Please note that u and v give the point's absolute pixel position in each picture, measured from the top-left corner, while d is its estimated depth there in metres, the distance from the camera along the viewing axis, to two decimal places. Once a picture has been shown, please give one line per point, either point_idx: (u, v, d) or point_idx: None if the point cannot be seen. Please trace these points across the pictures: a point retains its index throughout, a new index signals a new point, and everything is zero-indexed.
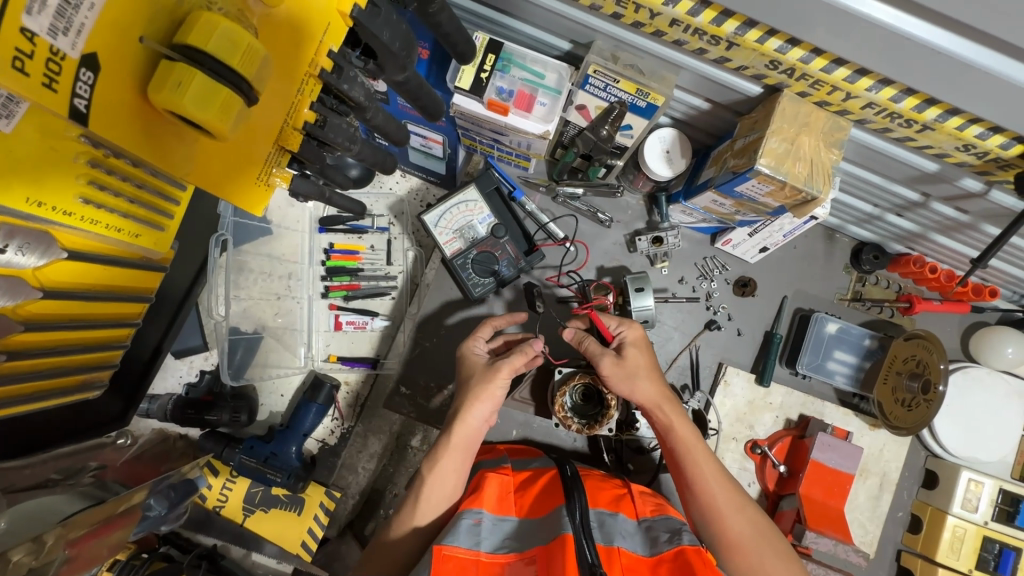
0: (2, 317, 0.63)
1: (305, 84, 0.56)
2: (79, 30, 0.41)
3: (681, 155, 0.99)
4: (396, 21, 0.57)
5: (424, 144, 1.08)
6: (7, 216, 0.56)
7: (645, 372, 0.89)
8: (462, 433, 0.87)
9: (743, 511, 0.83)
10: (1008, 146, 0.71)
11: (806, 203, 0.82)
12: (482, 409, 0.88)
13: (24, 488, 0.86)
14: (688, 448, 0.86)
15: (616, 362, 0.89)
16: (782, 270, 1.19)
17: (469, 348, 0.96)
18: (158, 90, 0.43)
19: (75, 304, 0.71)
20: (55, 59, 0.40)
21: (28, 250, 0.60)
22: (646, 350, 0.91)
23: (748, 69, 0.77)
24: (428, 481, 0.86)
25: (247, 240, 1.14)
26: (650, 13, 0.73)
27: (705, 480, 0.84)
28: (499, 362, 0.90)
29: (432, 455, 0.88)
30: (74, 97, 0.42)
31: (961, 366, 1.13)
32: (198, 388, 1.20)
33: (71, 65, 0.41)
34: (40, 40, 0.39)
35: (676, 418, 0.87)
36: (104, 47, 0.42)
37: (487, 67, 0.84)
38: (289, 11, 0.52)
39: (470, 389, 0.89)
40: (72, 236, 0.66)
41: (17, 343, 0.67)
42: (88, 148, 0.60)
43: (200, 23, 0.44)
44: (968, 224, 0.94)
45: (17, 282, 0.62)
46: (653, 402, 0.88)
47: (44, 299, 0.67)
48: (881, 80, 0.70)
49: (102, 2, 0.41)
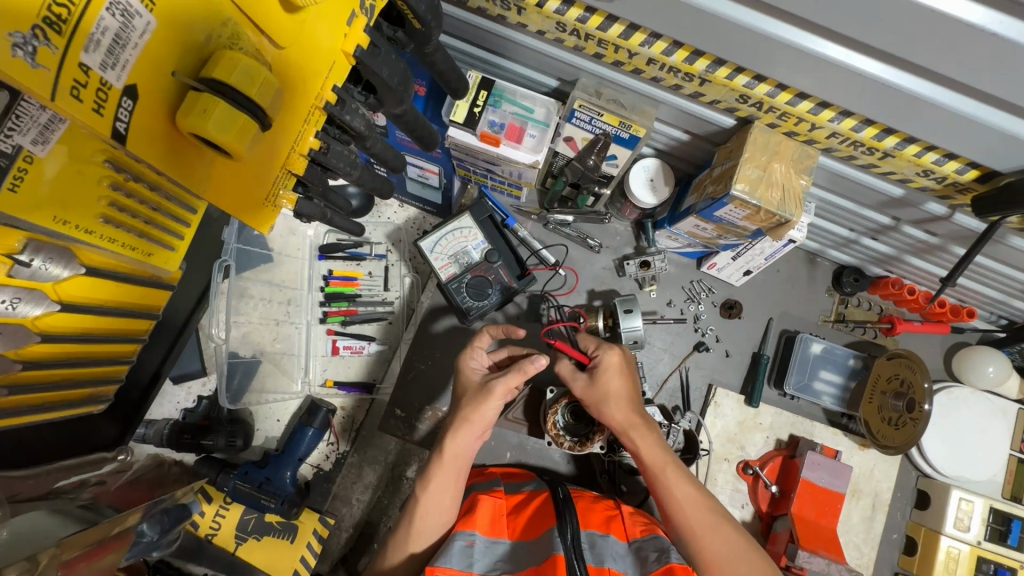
0: (23, 326, 0.67)
1: (310, 115, 0.61)
2: (124, 65, 0.45)
3: (664, 183, 1.04)
4: (393, 60, 0.64)
5: (420, 175, 1.14)
6: (34, 232, 0.61)
7: (615, 398, 0.90)
8: (453, 454, 0.86)
9: (720, 532, 0.82)
10: (964, 171, 0.76)
11: (780, 226, 0.87)
12: (472, 432, 0.87)
13: (32, 496, 0.87)
14: (657, 472, 0.86)
15: (586, 385, 0.92)
16: (767, 294, 1.23)
17: (465, 363, 0.96)
18: (185, 116, 0.48)
19: (93, 319, 0.76)
20: (103, 89, 0.45)
21: (53, 262, 0.65)
22: (623, 374, 0.91)
23: (721, 103, 0.84)
24: (423, 501, 0.85)
25: (248, 267, 1.17)
26: (629, 53, 0.79)
27: (677, 501, 0.84)
28: (491, 382, 0.89)
29: (425, 474, 0.86)
30: (117, 120, 0.46)
31: (945, 386, 1.15)
32: (194, 413, 1.21)
33: (115, 94, 0.45)
34: (93, 73, 0.43)
35: (645, 441, 0.87)
36: (143, 79, 0.47)
37: (480, 102, 0.91)
38: (300, 50, 0.56)
39: (461, 410, 0.88)
40: (92, 253, 0.71)
41: (35, 353, 0.71)
42: (112, 172, 0.65)
43: (224, 59, 0.48)
44: (938, 245, 0.99)
45: (39, 292, 0.66)
46: (620, 427, 0.89)
47: (61, 312, 0.70)
48: (842, 112, 0.76)
49: (145, 42, 0.46)
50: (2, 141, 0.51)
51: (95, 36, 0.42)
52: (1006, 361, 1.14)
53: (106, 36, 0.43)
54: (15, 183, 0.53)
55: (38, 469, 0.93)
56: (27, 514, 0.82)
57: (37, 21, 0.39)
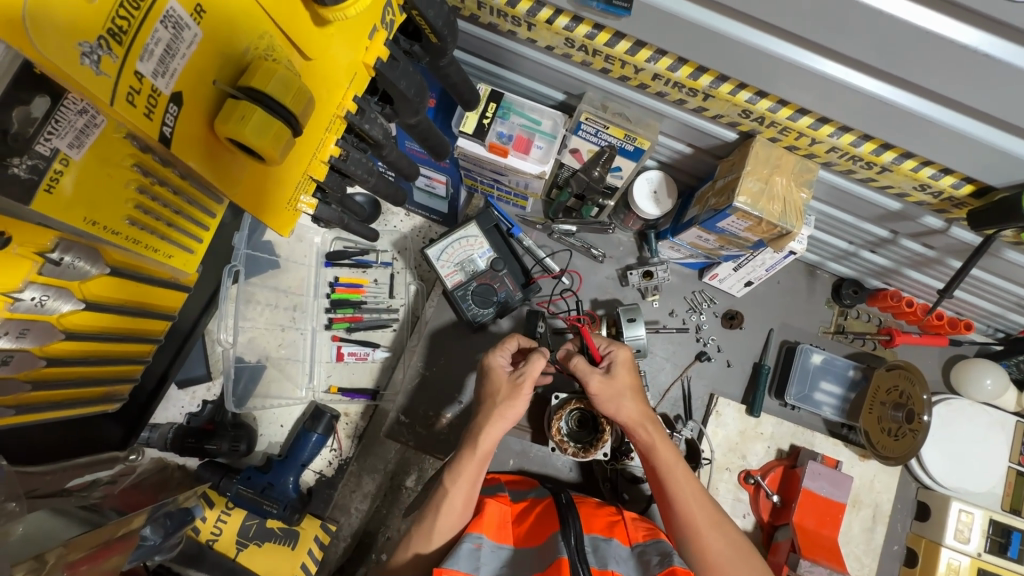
0: (48, 323, 0.69)
1: (332, 124, 0.63)
2: (172, 74, 0.47)
3: (668, 195, 1.07)
4: (411, 72, 0.67)
5: (428, 184, 1.16)
6: (64, 232, 0.64)
7: (632, 392, 0.90)
8: (485, 448, 0.87)
9: (724, 531, 0.83)
10: (959, 185, 0.78)
11: (782, 237, 0.89)
12: (502, 427, 0.89)
13: (44, 492, 0.88)
14: (668, 469, 0.86)
15: (604, 379, 0.90)
16: (768, 305, 1.25)
17: (492, 359, 0.95)
18: (224, 122, 0.50)
19: (114, 318, 0.78)
20: (154, 96, 0.46)
21: (81, 260, 0.67)
22: (633, 372, 0.93)
23: (724, 117, 0.86)
24: (450, 492, 0.85)
25: (256, 272, 1.21)
26: (634, 68, 0.82)
27: (686, 499, 0.84)
28: (522, 379, 0.90)
29: (453, 467, 0.87)
30: (164, 125, 0.48)
31: (944, 398, 1.17)
32: (199, 417, 1.22)
33: (163, 101, 0.47)
34: (145, 80, 0.45)
35: (658, 437, 0.88)
36: (187, 87, 0.49)
37: (489, 114, 0.94)
38: (326, 62, 0.58)
39: (495, 407, 0.89)
40: (117, 254, 0.74)
41: (56, 350, 0.73)
42: (139, 176, 0.67)
43: (261, 69, 0.50)
44: (935, 258, 1.01)
45: (65, 290, 0.68)
46: (634, 421, 0.89)
47: (85, 310, 0.73)
48: (841, 127, 0.79)
49: (191, 52, 0.48)
50: (42, 144, 0.53)
51: (149, 47, 0.44)
52: (1003, 373, 1.16)
53: (159, 47, 0.45)
54: (50, 184, 0.55)
55: (53, 466, 0.93)
56: (34, 514, 0.80)
57: (103, 32, 0.41)
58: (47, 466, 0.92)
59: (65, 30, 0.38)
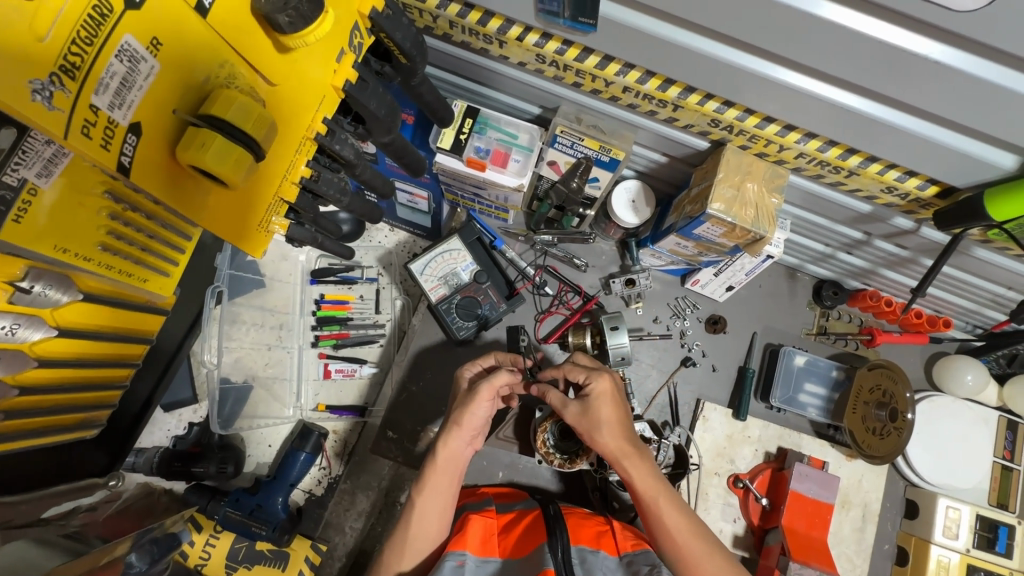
0: (21, 351, 0.69)
1: (302, 146, 0.64)
2: (130, 105, 0.48)
3: (646, 204, 1.08)
4: (381, 93, 0.69)
5: (410, 200, 1.18)
6: (37, 261, 0.64)
7: (608, 424, 0.84)
8: (446, 457, 0.85)
9: (712, 560, 0.78)
10: (924, 187, 0.80)
11: (757, 242, 0.91)
12: (462, 436, 0.86)
13: (20, 523, 0.86)
14: (650, 502, 0.81)
15: (579, 413, 0.86)
16: (750, 309, 1.27)
17: (459, 372, 0.96)
18: (185, 149, 0.51)
19: (87, 343, 0.78)
20: (111, 127, 0.47)
21: (52, 287, 0.67)
22: (613, 402, 0.85)
23: (695, 127, 0.88)
24: (418, 507, 0.84)
25: (240, 292, 1.20)
26: (605, 82, 0.83)
27: (670, 532, 0.80)
28: (478, 386, 0.88)
29: (420, 480, 0.86)
30: (122, 155, 0.48)
31: (927, 395, 1.18)
32: (185, 440, 1.21)
33: (121, 131, 0.48)
34: (102, 113, 0.46)
35: (638, 470, 0.83)
36: (146, 116, 0.49)
37: (465, 129, 0.95)
38: (290, 86, 0.59)
39: (452, 414, 0.88)
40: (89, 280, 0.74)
41: (30, 378, 0.73)
42: (111, 204, 0.68)
43: (221, 97, 0.51)
44: (909, 258, 1.03)
45: (38, 317, 0.68)
46: (614, 454, 0.84)
47: (58, 337, 0.73)
48: (807, 133, 0.81)
49: (150, 84, 0.49)
50: (9, 174, 0.53)
51: (104, 80, 0.45)
52: (983, 369, 1.17)
53: (115, 80, 0.46)
54: (19, 215, 0.56)
55: (30, 495, 0.92)
56: (13, 544, 0.80)
57: (55, 69, 0.42)
58: (23, 495, 0.91)
59: (10, 69, 0.39)
